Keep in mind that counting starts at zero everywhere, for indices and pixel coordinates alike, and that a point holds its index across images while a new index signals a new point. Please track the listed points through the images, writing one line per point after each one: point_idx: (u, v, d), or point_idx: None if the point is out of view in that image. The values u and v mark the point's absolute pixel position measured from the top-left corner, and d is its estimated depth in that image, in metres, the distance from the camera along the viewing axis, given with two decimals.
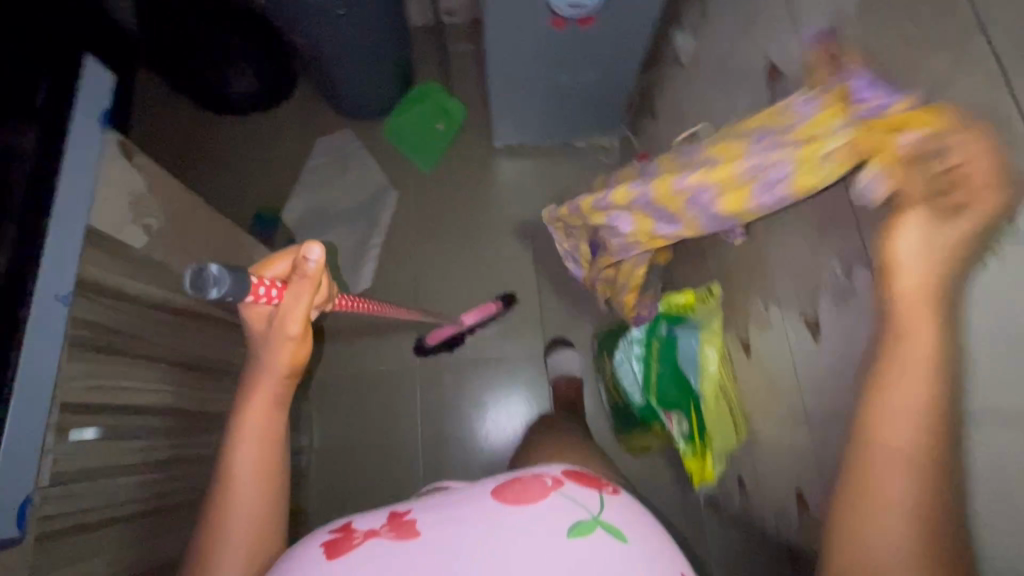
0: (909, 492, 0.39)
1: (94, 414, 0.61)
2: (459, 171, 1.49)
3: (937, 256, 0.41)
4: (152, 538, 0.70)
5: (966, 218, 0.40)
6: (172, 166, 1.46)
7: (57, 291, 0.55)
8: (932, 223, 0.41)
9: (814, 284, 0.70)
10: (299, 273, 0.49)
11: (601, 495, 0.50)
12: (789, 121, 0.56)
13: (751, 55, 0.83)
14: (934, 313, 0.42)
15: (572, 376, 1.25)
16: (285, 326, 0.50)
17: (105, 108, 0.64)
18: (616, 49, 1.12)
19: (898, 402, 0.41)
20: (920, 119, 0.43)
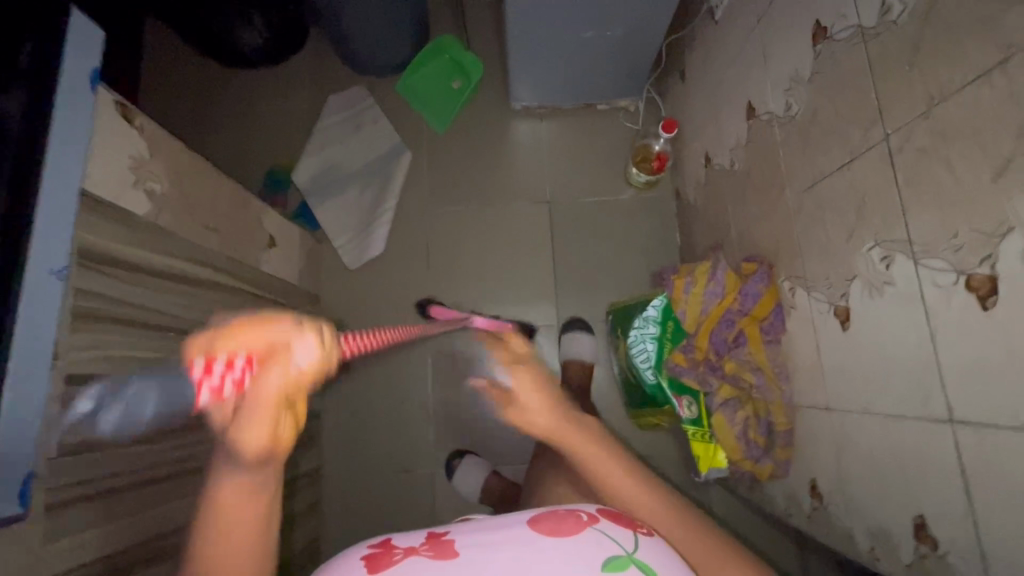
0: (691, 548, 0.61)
1: (101, 385, 0.61)
2: (474, 132, 1.43)
3: (538, 385, 0.72)
4: (166, 502, 0.71)
5: (522, 376, 0.71)
6: (180, 119, 1.42)
7: (51, 266, 0.54)
8: (535, 376, 0.72)
9: (855, 268, 0.66)
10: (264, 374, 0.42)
11: (634, 534, 0.57)
12: (730, 346, 0.88)
13: (795, 12, 0.75)
14: (576, 426, 0.70)
15: (584, 360, 1.22)
16: (246, 432, 0.43)
17: (95, 65, 0.60)
18: (644, 2, 1.03)
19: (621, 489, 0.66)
20: (758, 327, 0.86)
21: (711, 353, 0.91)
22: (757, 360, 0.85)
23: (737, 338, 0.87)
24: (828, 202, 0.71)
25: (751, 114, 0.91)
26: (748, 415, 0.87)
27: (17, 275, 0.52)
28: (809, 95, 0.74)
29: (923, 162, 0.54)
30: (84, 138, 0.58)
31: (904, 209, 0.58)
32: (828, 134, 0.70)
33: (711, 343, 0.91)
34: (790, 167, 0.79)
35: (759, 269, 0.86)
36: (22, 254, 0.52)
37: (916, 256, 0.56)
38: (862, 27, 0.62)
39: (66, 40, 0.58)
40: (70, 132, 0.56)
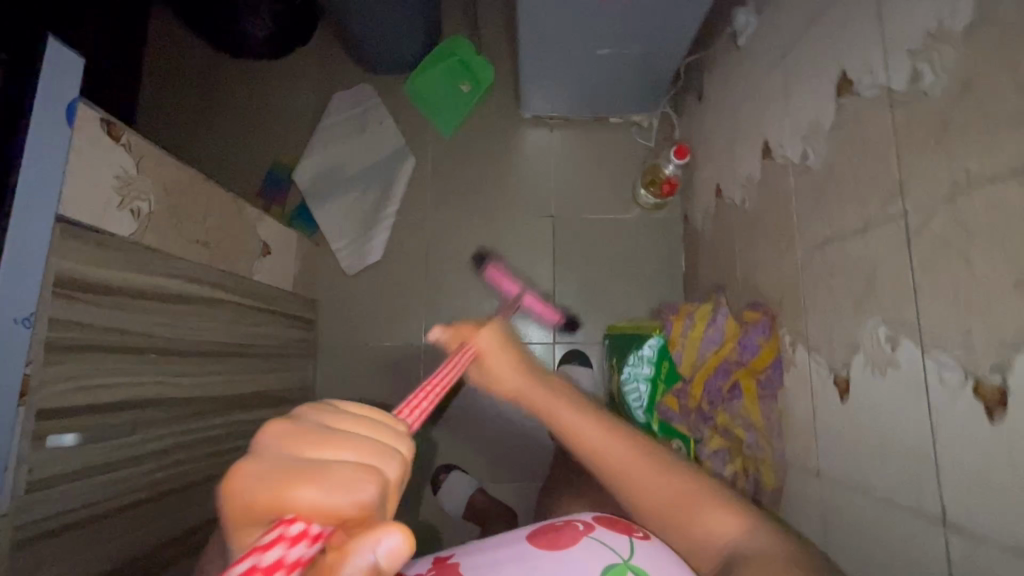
0: (680, 502, 0.63)
1: (75, 417, 0.60)
2: (481, 139, 1.39)
3: (503, 347, 0.77)
4: (141, 525, 0.72)
5: (485, 336, 0.76)
6: (182, 107, 1.39)
7: (18, 314, 0.54)
8: (497, 333, 0.77)
9: (861, 340, 0.63)
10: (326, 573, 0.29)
11: (630, 538, 0.60)
12: (724, 397, 0.87)
13: (821, 58, 0.71)
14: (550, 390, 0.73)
15: None
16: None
17: (74, 95, 0.58)
18: (664, 21, 0.98)
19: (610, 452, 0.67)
20: (753, 380, 0.83)
21: (707, 402, 0.90)
22: (750, 415, 0.83)
23: (731, 389, 0.86)
24: (839, 265, 0.67)
25: (766, 154, 0.87)
26: (736, 470, 0.85)
27: None
28: (827, 148, 0.70)
29: (943, 248, 0.51)
30: (57, 178, 0.57)
31: (917, 293, 0.54)
32: (844, 195, 0.66)
33: (705, 392, 0.90)
34: (801, 220, 0.76)
35: (760, 321, 0.84)
36: None
37: (924, 344, 0.53)
38: (889, 90, 0.58)
39: (43, 66, 0.55)
40: (43, 170, 0.55)
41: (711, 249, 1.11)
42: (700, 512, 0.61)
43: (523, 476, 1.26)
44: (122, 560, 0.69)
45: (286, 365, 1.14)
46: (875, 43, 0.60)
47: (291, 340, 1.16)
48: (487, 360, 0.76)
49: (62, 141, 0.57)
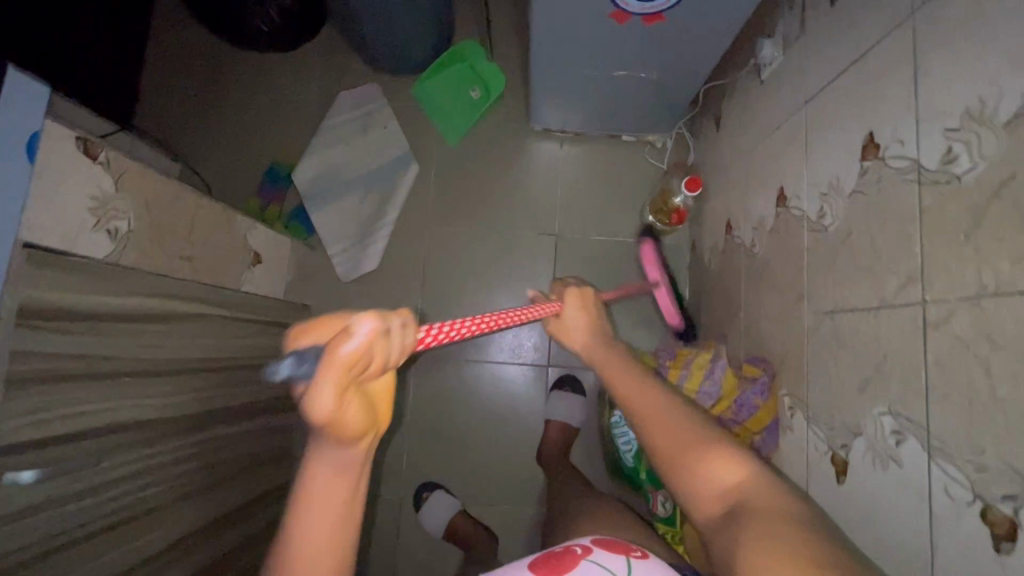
0: (694, 438, 0.57)
1: (33, 454, 0.59)
2: (488, 149, 1.34)
3: (584, 304, 0.80)
4: (119, 546, 0.71)
5: (570, 292, 0.80)
6: (182, 97, 1.36)
7: None
8: (580, 289, 0.81)
9: (865, 423, 0.59)
10: (329, 357, 0.34)
11: (627, 558, 0.53)
12: None
13: (848, 112, 0.66)
14: (601, 339, 0.75)
15: (569, 425, 1.19)
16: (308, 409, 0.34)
17: (35, 129, 0.55)
18: (683, 46, 0.93)
19: (630, 391, 0.64)
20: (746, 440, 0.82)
21: None
22: None
23: None
24: (847, 339, 0.63)
25: (781, 201, 0.82)
26: None
27: None
28: (845, 211, 0.65)
29: (961, 353, 0.47)
30: (12, 224, 0.54)
31: (928, 393, 0.50)
32: (859, 265, 0.62)
33: None
34: (812, 280, 0.71)
35: (760, 377, 0.80)
36: None
37: (930, 449, 0.50)
38: (919, 166, 0.53)
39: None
40: None
41: (716, 287, 1.07)
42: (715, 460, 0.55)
43: (509, 499, 1.24)
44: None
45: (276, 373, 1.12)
46: (907, 111, 0.55)
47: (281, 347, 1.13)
48: (563, 316, 0.79)
49: (20, 181, 0.54)
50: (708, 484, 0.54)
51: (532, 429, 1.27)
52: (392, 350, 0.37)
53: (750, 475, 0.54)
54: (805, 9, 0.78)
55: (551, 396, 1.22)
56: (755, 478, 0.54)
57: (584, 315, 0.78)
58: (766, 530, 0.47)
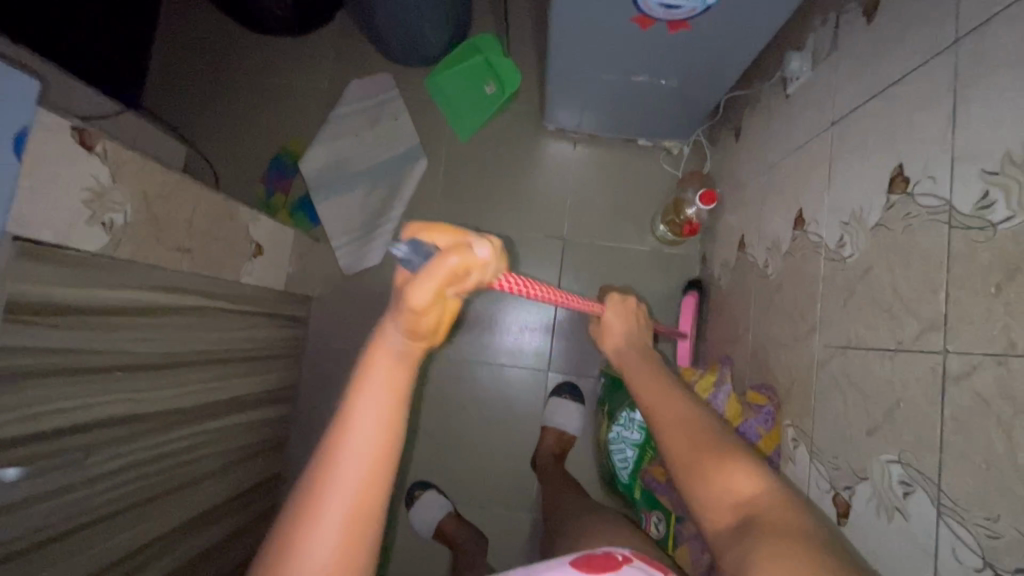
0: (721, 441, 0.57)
1: (15, 450, 0.58)
2: (499, 146, 1.31)
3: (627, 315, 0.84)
4: (102, 541, 0.70)
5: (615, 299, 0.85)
6: (192, 77, 1.33)
7: None
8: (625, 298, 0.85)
9: (870, 468, 0.57)
10: (442, 256, 0.39)
11: None
12: None
13: (876, 140, 0.63)
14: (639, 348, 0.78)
15: (565, 433, 1.18)
16: (407, 295, 0.39)
17: (25, 124, 0.53)
18: (707, 54, 0.89)
19: (662, 396, 0.65)
20: None
21: None
22: None
23: None
24: (859, 377, 0.61)
25: (798, 224, 0.79)
26: None
27: None
28: (865, 244, 0.62)
29: (982, 411, 0.45)
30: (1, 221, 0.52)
31: (941, 448, 0.48)
32: (877, 303, 0.59)
33: None
34: (825, 311, 0.69)
35: (764, 406, 0.78)
36: None
37: (941, 506, 0.48)
38: (951, 208, 0.50)
39: None
40: None
41: (725, 304, 1.05)
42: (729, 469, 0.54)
43: (501, 501, 1.24)
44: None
45: (270, 364, 1.12)
46: (940, 148, 0.52)
47: (275, 339, 1.13)
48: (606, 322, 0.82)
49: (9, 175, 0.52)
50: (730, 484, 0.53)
51: (529, 434, 1.25)
52: (487, 277, 0.43)
53: (767, 489, 0.52)
54: (839, 26, 0.74)
55: (550, 403, 1.20)
56: (772, 493, 0.52)
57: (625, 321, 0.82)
58: (777, 542, 0.46)
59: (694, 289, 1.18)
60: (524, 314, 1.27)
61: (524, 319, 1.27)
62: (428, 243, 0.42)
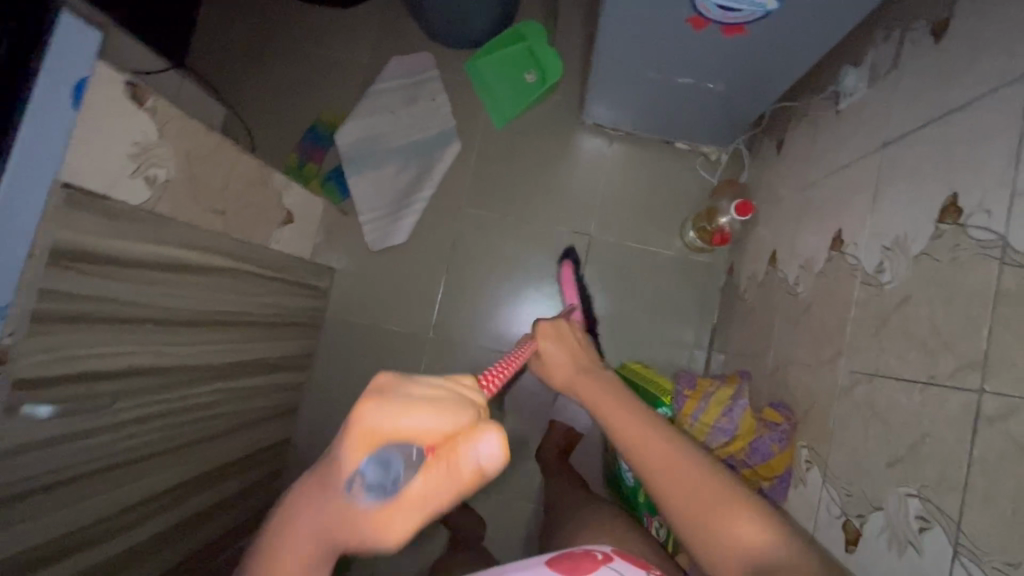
0: (708, 490, 0.51)
1: (52, 389, 0.60)
2: (535, 136, 1.30)
3: (565, 344, 0.75)
4: (123, 485, 0.73)
5: (543, 336, 0.75)
6: (237, 41, 1.35)
7: None
8: (555, 328, 0.76)
9: (885, 499, 0.57)
10: (437, 476, 0.32)
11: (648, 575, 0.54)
12: None
13: (929, 166, 0.61)
14: (590, 373, 0.70)
15: (572, 429, 1.18)
16: (384, 526, 0.32)
17: (84, 74, 0.54)
18: (759, 62, 0.87)
19: (632, 434, 0.57)
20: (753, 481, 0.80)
21: None
22: None
23: None
24: (882, 407, 0.60)
25: (836, 244, 0.77)
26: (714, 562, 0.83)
27: None
28: (905, 272, 0.61)
29: (1015, 456, 0.44)
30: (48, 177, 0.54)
31: (966, 489, 0.47)
32: (912, 335, 0.58)
33: None
34: (855, 336, 0.67)
35: (781, 425, 0.77)
36: None
37: (957, 545, 0.47)
38: (1006, 245, 0.48)
39: (49, 49, 0.52)
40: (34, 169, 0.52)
41: (748, 318, 1.04)
42: (732, 515, 0.50)
43: (503, 489, 1.25)
44: (96, 519, 0.70)
45: (290, 331, 1.13)
46: (1001, 181, 0.50)
47: (298, 308, 1.14)
48: (546, 353, 0.74)
49: (65, 124, 0.54)
50: (725, 542, 0.49)
51: (536, 426, 1.26)
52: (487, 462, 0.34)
53: (771, 534, 0.49)
54: (902, 44, 0.72)
55: (559, 398, 1.20)
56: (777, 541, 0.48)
57: (560, 352, 0.73)
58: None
59: (570, 259, 1.25)
60: (543, 307, 1.27)
61: (542, 313, 1.27)
62: (394, 451, 0.32)
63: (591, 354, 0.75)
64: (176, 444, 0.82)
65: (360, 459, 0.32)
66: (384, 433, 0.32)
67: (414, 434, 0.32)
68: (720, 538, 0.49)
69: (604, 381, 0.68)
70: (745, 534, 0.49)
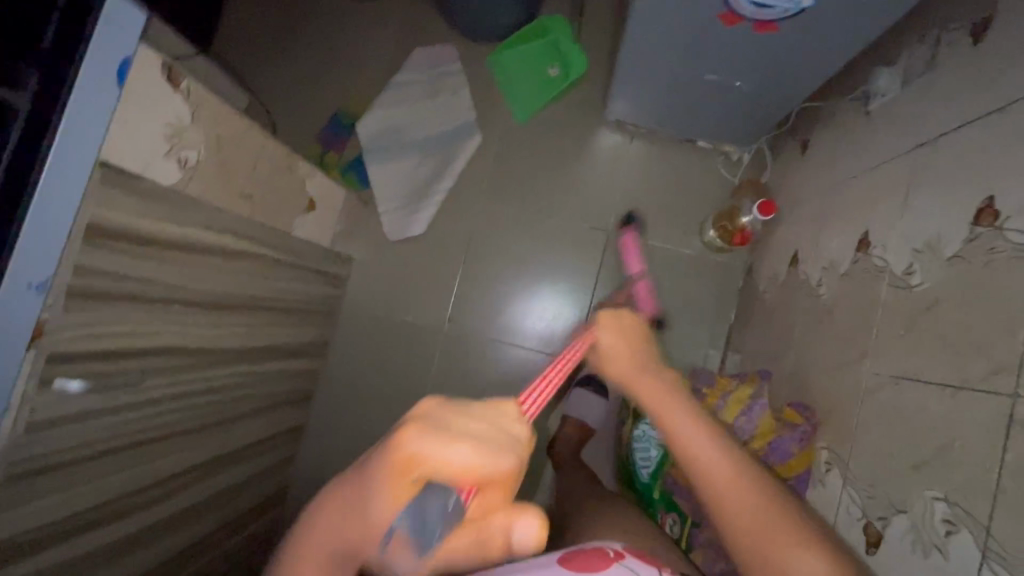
0: (778, 531, 0.52)
1: (83, 365, 0.61)
2: (555, 131, 1.29)
3: (624, 335, 0.64)
4: (146, 462, 0.74)
5: (601, 327, 0.64)
6: (262, 29, 1.36)
7: (30, 280, 0.51)
8: (613, 316, 0.65)
9: (910, 501, 0.56)
10: (469, 531, 0.39)
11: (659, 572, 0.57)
12: None
13: (966, 168, 0.60)
14: (654, 370, 0.61)
15: (585, 425, 1.18)
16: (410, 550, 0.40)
17: (125, 54, 0.53)
18: (789, 60, 0.86)
19: (704, 459, 0.55)
20: None
21: None
22: None
23: None
24: (908, 409, 0.59)
25: (862, 246, 0.77)
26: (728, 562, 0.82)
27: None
28: (936, 275, 0.60)
29: None
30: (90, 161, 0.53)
31: (998, 494, 0.47)
32: (942, 338, 0.57)
33: None
34: (880, 338, 0.67)
35: (801, 426, 0.77)
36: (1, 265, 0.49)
37: (986, 550, 0.47)
38: None
39: (99, 24, 0.50)
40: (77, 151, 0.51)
41: (767, 318, 1.03)
42: (764, 544, 0.52)
43: None
44: (120, 495, 0.71)
45: (307, 319, 1.14)
46: None
47: (315, 295, 1.15)
48: (604, 349, 0.63)
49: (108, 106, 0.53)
50: None
51: (549, 420, 1.26)
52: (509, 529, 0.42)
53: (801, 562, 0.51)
54: (939, 44, 0.71)
55: (572, 394, 1.20)
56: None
57: (624, 351, 0.62)
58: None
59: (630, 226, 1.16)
60: (559, 303, 1.27)
61: (557, 309, 1.27)
62: (437, 496, 0.38)
63: (653, 343, 0.66)
64: (197, 424, 0.83)
65: (407, 492, 0.37)
66: (425, 460, 0.36)
67: (455, 465, 0.35)
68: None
69: (670, 382, 0.60)
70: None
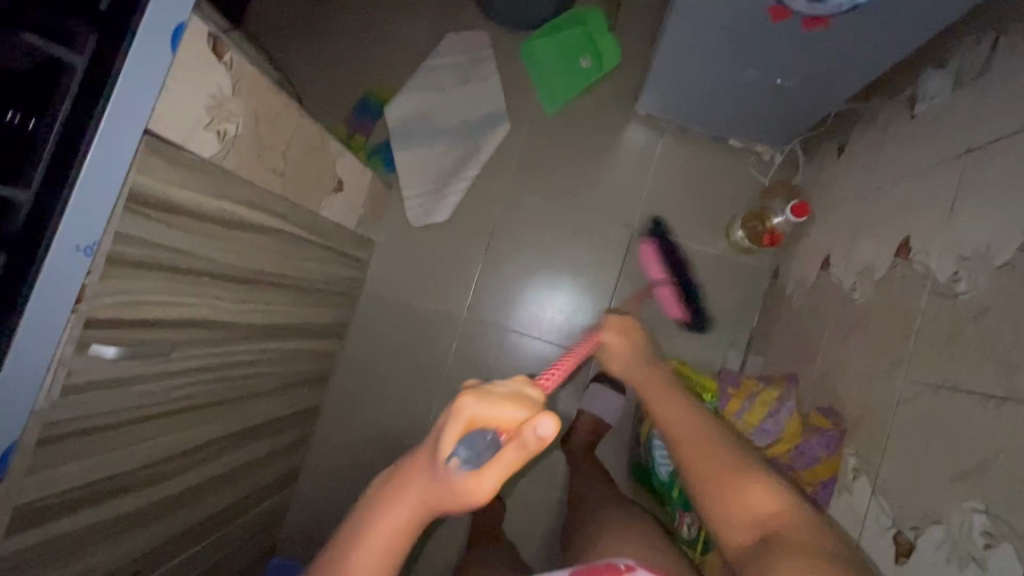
0: (730, 462, 0.54)
1: (119, 331, 0.61)
2: (585, 123, 1.28)
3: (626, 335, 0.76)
4: (171, 431, 0.75)
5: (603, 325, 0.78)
6: (295, 8, 1.35)
7: (79, 243, 0.53)
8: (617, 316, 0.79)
9: (947, 513, 0.55)
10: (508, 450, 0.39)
11: None
12: None
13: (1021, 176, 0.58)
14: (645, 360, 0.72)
15: (602, 421, 1.18)
16: (466, 486, 0.40)
17: (182, 21, 0.54)
18: (834, 59, 0.85)
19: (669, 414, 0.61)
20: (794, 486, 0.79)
21: None
22: None
23: None
24: (948, 420, 0.58)
25: (902, 251, 0.75)
26: None
27: (41, 249, 0.51)
28: (984, 284, 0.59)
29: None
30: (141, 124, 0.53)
31: None
32: (989, 349, 0.56)
33: None
34: (919, 347, 0.65)
35: (828, 431, 0.76)
36: (51, 223, 0.51)
37: None
38: None
39: None
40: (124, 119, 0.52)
41: (794, 323, 1.02)
42: (730, 476, 0.53)
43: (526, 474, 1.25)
44: (145, 463, 0.72)
45: (329, 300, 1.14)
46: None
47: (338, 277, 1.15)
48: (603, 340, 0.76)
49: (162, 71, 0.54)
50: (740, 509, 0.51)
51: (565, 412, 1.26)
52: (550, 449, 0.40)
53: (787, 509, 0.51)
54: (996, 48, 0.69)
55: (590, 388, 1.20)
56: (792, 511, 0.51)
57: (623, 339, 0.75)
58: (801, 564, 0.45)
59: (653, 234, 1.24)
60: (580, 296, 1.26)
61: (578, 302, 1.26)
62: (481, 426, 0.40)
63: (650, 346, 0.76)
64: (221, 398, 0.83)
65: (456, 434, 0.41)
66: (472, 414, 0.40)
67: (498, 415, 0.40)
68: (737, 507, 0.52)
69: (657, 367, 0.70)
70: (760, 502, 0.51)
